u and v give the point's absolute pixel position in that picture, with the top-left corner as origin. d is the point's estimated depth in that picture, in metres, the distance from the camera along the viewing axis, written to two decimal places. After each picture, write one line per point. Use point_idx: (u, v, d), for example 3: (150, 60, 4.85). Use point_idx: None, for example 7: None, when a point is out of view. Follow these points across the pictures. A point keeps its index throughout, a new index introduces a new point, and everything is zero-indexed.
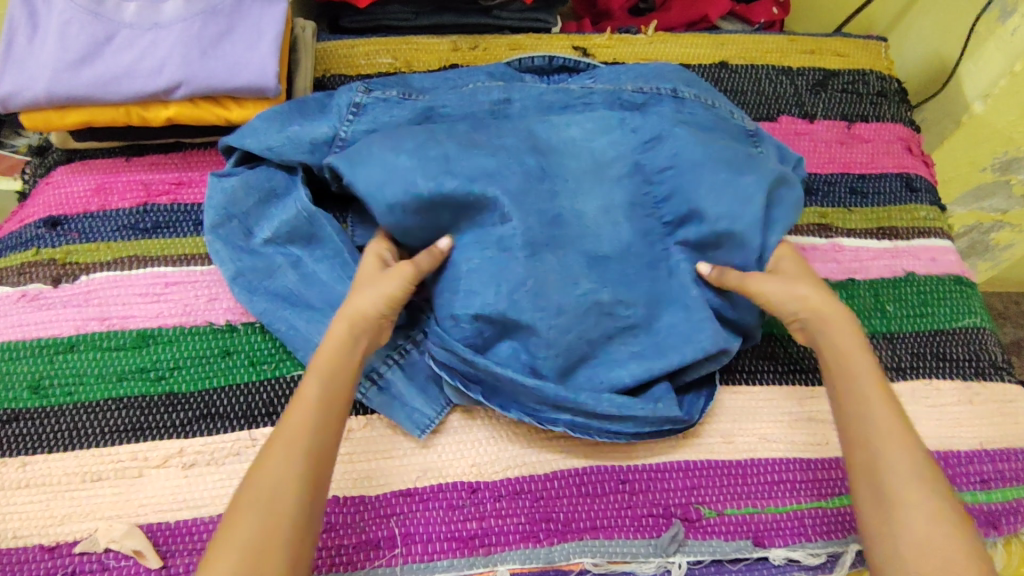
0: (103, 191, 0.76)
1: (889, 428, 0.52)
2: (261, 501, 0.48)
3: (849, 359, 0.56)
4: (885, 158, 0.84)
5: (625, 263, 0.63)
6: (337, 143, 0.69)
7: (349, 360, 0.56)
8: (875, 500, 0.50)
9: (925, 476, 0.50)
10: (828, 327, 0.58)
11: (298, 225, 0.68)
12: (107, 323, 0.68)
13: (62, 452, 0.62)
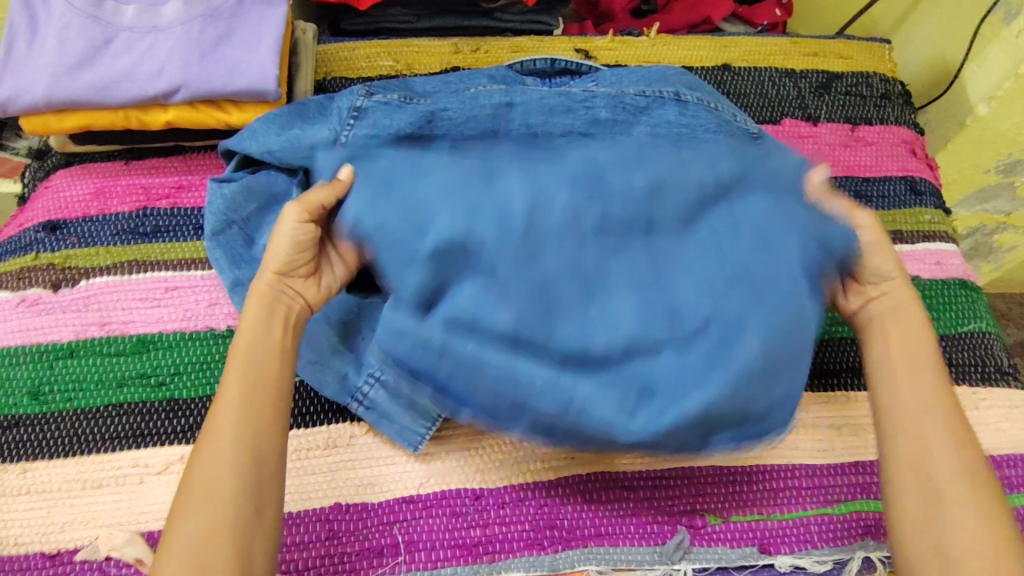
0: (103, 196, 0.75)
1: (939, 415, 0.54)
2: (200, 498, 0.48)
3: (913, 352, 0.58)
4: (889, 161, 0.84)
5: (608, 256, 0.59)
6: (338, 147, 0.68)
7: (265, 339, 0.56)
8: (918, 482, 0.52)
9: (972, 466, 0.53)
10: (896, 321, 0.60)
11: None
12: (107, 329, 0.67)
13: (62, 459, 0.61)
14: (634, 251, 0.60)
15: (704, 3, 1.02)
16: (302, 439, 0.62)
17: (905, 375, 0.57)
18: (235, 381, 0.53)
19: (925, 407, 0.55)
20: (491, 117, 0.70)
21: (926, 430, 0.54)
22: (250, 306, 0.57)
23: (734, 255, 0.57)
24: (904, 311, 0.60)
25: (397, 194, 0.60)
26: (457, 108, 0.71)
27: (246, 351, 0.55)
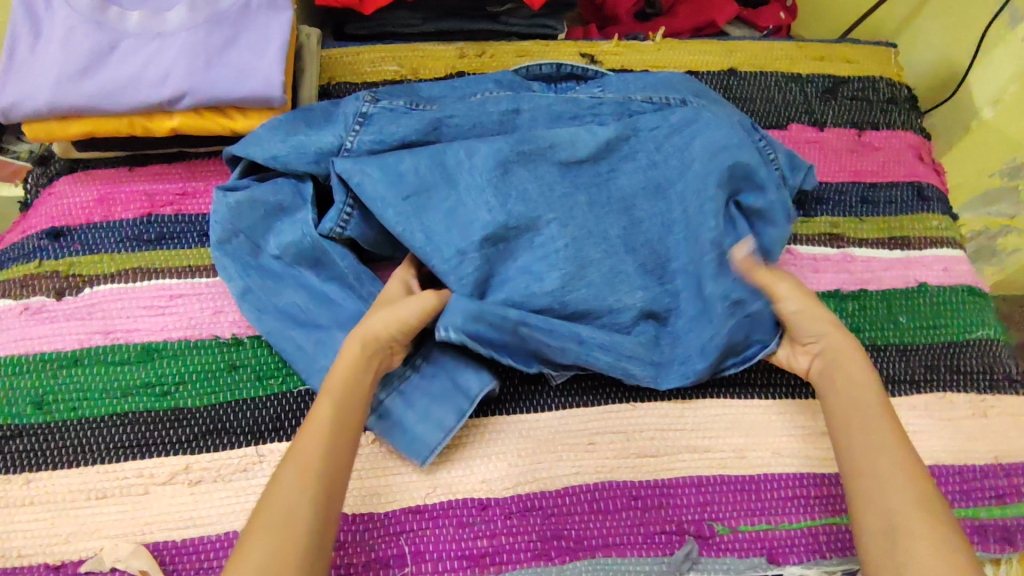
0: (107, 202, 0.75)
1: (894, 453, 0.53)
2: (276, 526, 0.47)
3: (857, 392, 0.57)
4: (896, 166, 0.83)
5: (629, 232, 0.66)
6: (343, 153, 0.68)
7: (360, 385, 0.56)
8: (879, 523, 0.50)
9: (924, 499, 0.50)
10: (841, 360, 0.59)
11: (302, 248, 0.67)
12: (111, 337, 0.67)
13: (66, 469, 0.61)
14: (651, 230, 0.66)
15: (709, 7, 1.02)
16: None
17: (851, 416, 0.56)
18: (327, 412, 0.54)
19: (874, 446, 0.53)
20: (498, 125, 0.71)
21: (877, 473, 0.52)
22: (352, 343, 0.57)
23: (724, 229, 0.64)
24: (844, 355, 0.59)
25: (433, 197, 0.63)
26: (464, 114, 0.71)
27: (343, 384, 0.55)
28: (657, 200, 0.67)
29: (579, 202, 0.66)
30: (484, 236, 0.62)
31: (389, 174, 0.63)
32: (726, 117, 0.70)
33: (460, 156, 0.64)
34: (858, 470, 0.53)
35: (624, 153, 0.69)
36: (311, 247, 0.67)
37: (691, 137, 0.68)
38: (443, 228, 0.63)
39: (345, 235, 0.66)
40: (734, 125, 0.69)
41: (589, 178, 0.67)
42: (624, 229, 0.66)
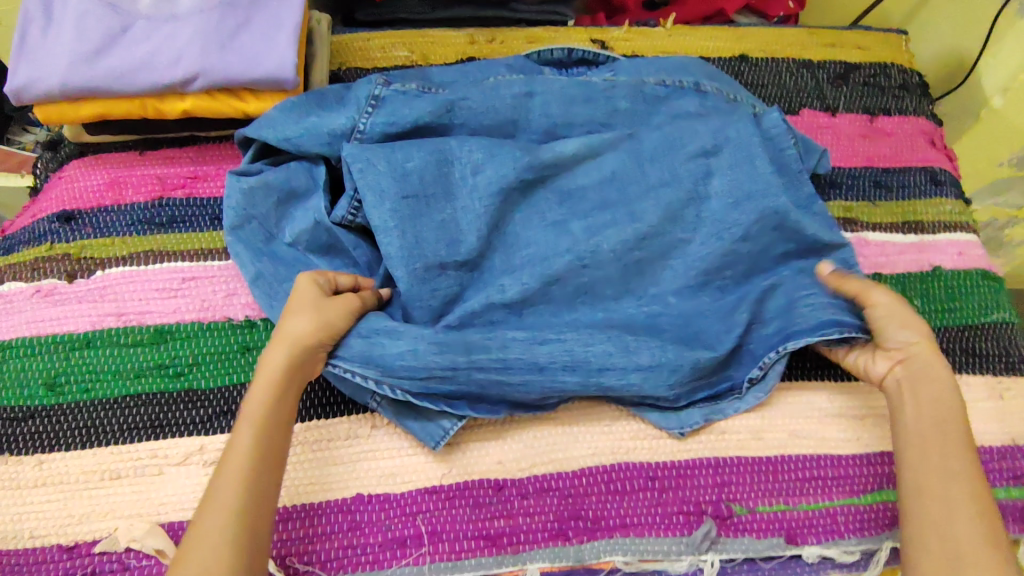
0: (118, 186, 0.74)
1: (971, 486, 0.52)
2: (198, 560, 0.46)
3: (939, 416, 0.56)
4: (909, 151, 0.83)
5: (619, 242, 0.64)
6: (356, 136, 0.68)
7: (291, 378, 0.55)
8: (940, 553, 0.50)
9: (993, 535, 0.50)
10: (926, 378, 0.58)
11: (317, 236, 0.67)
12: (124, 319, 0.66)
13: (79, 451, 0.60)
14: (638, 239, 0.65)
15: None
16: (323, 430, 0.61)
17: (930, 438, 0.55)
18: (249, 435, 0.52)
19: (949, 475, 0.53)
20: (511, 108, 0.71)
21: (949, 504, 0.52)
22: (273, 349, 0.55)
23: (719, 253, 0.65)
24: (931, 370, 0.58)
25: (428, 206, 0.64)
26: (477, 97, 0.70)
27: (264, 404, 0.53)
28: (665, 219, 0.65)
29: (581, 218, 0.66)
30: (475, 257, 0.64)
31: (391, 176, 0.63)
32: (750, 146, 0.67)
33: (462, 169, 0.65)
34: (925, 493, 0.53)
35: (638, 170, 0.68)
36: (327, 235, 0.67)
37: (709, 172, 0.67)
38: (444, 243, 0.63)
39: (358, 223, 0.67)
40: (756, 161, 0.67)
41: (595, 199, 0.67)
42: (625, 247, 0.64)
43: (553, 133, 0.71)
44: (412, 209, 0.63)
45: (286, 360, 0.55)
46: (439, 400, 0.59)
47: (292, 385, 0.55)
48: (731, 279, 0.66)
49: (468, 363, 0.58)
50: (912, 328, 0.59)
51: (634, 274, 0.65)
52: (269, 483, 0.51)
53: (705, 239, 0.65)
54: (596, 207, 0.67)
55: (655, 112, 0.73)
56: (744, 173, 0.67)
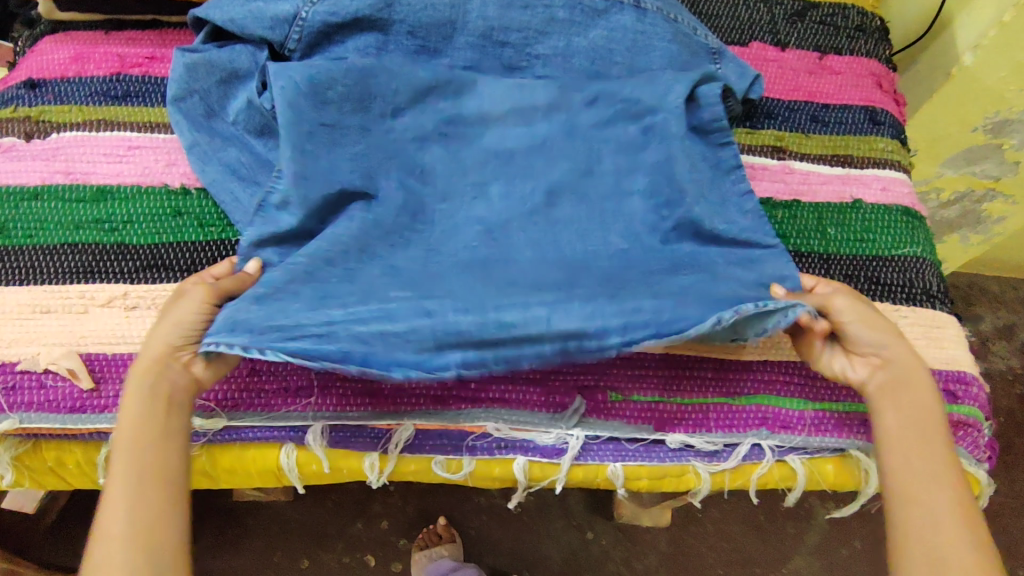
0: (80, 61, 0.79)
1: (949, 488, 0.52)
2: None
3: (915, 418, 0.55)
4: (853, 90, 0.83)
5: (535, 203, 0.64)
6: (297, 23, 0.72)
7: (158, 383, 0.54)
8: (927, 560, 0.49)
9: (976, 535, 0.50)
10: (908, 381, 0.57)
11: (251, 115, 0.71)
12: (70, 177, 0.72)
13: (15, 287, 0.66)
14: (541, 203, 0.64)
15: None
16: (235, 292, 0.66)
17: (910, 443, 0.54)
18: (124, 467, 0.51)
19: (932, 480, 0.52)
20: (449, 8, 0.73)
21: (932, 507, 0.51)
22: (131, 382, 0.55)
23: (616, 223, 0.64)
24: (911, 374, 0.57)
25: (344, 140, 0.64)
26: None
27: (130, 434, 0.52)
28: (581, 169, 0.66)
29: (501, 182, 0.65)
30: None
31: (309, 104, 0.63)
32: (672, 135, 0.67)
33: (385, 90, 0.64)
34: (910, 499, 0.52)
35: (568, 139, 0.67)
36: (258, 114, 0.70)
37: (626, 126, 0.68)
38: (357, 132, 0.65)
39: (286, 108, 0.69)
40: (676, 155, 0.66)
41: (521, 162, 0.66)
42: (532, 199, 0.64)
43: (487, 35, 0.74)
44: (315, 103, 0.64)
45: (151, 366, 0.55)
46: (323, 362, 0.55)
47: (157, 405, 0.54)
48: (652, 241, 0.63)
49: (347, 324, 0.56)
50: (880, 328, 0.58)
51: (545, 240, 0.62)
52: (160, 506, 0.51)
53: (614, 225, 0.64)
54: (519, 171, 0.66)
55: (587, 27, 0.76)
56: (663, 167, 0.66)
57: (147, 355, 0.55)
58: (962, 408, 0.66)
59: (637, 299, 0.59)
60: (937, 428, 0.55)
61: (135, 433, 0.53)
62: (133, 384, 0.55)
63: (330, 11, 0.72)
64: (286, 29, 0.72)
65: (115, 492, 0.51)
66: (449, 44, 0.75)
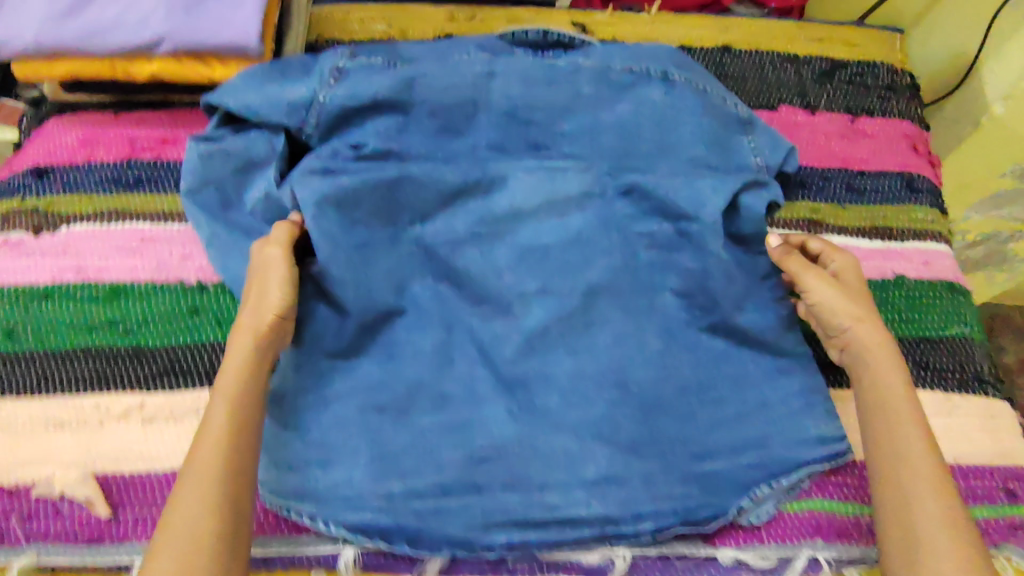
0: (90, 145, 0.76)
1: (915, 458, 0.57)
2: (178, 534, 0.51)
3: (881, 391, 0.60)
4: (887, 155, 0.81)
5: (575, 307, 0.65)
6: (314, 108, 0.69)
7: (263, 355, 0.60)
8: (901, 530, 0.55)
9: (936, 483, 0.56)
10: (870, 354, 0.62)
11: (272, 207, 0.70)
12: (82, 275, 0.69)
13: (26, 399, 0.63)
14: (576, 307, 0.65)
15: None
16: None
17: (879, 418, 0.60)
18: (224, 410, 0.56)
19: (902, 453, 0.57)
20: (472, 87, 0.71)
21: (901, 479, 0.56)
22: (239, 336, 0.60)
23: (650, 326, 0.66)
24: (868, 348, 0.62)
25: (375, 253, 0.65)
26: (439, 79, 0.71)
27: (235, 383, 0.57)
28: (613, 265, 0.67)
29: (539, 280, 0.66)
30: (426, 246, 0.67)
31: (338, 225, 0.64)
32: (707, 248, 0.68)
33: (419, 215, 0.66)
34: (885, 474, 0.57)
35: (601, 237, 0.67)
36: (278, 207, 0.69)
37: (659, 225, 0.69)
38: (386, 244, 0.66)
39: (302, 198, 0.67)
40: (711, 267, 0.67)
41: (557, 261, 0.67)
42: (574, 300, 0.65)
43: (513, 108, 0.71)
44: (346, 217, 0.64)
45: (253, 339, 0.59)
46: (377, 537, 0.58)
47: (257, 372, 0.59)
48: (686, 348, 0.66)
49: (402, 487, 0.59)
50: (848, 305, 0.64)
51: (584, 351, 0.65)
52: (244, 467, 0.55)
53: (648, 330, 0.66)
54: (559, 269, 0.67)
55: (615, 99, 0.72)
56: (697, 275, 0.67)
57: (257, 323, 0.60)
58: (1022, 509, 0.64)
59: (671, 426, 0.63)
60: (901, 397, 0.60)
61: (239, 385, 0.57)
62: (240, 346, 0.59)
63: (348, 96, 0.69)
64: (302, 112, 0.69)
65: (212, 430, 0.55)
66: (471, 123, 0.72)
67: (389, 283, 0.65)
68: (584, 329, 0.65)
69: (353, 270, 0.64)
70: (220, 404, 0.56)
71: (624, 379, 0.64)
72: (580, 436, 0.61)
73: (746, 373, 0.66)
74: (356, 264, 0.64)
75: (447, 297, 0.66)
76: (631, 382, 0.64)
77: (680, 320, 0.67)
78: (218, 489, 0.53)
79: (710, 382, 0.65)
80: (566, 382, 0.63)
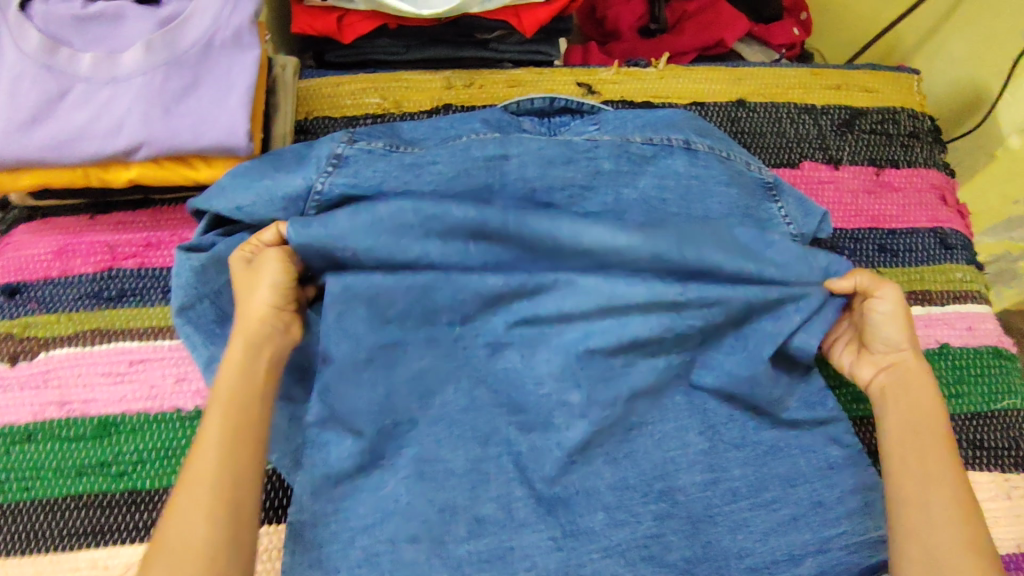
0: (65, 255, 0.69)
1: (944, 483, 0.53)
2: (169, 541, 0.46)
3: (917, 413, 0.57)
4: (917, 209, 0.77)
5: (612, 412, 0.60)
6: (313, 198, 0.63)
7: (254, 356, 0.55)
8: (921, 557, 0.50)
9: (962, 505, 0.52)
10: (912, 380, 0.59)
11: None
12: (66, 409, 0.62)
13: (16, 559, 0.58)
14: (613, 413, 0.60)
15: (717, 26, 0.97)
16: (270, 537, 0.63)
17: (910, 441, 0.56)
18: (220, 410, 0.52)
19: (929, 477, 0.53)
20: (484, 171, 0.64)
21: (929, 503, 0.52)
22: (235, 342, 0.55)
23: (691, 426, 0.62)
24: (913, 376, 0.59)
25: (400, 359, 0.60)
26: (447, 162, 0.64)
27: (231, 383, 0.53)
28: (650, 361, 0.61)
29: (583, 390, 0.60)
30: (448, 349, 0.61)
31: (352, 339, 0.59)
32: (740, 339, 0.63)
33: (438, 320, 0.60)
34: (909, 497, 0.53)
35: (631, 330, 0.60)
36: None
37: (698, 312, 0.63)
38: (418, 348, 0.60)
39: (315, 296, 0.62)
40: (754, 358, 0.62)
41: (591, 359, 0.60)
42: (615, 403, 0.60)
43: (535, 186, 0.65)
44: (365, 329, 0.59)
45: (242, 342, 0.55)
46: None
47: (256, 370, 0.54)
48: (732, 447, 0.62)
49: None
50: (898, 334, 0.60)
51: (624, 459, 0.60)
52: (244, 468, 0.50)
53: (689, 429, 0.62)
54: (590, 369, 0.60)
55: (637, 173, 0.67)
56: (741, 368, 0.62)
57: (247, 325, 0.56)
58: None
59: (723, 536, 0.59)
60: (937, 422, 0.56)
61: (234, 382, 0.53)
62: (235, 346, 0.55)
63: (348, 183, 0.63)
64: (299, 202, 0.63)
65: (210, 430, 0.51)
66: None
67: (414, 394, 0.60)
68: (624, 434, 0.61)
69: (372, 386, 0.59)
70: (218, 400, 0.52)
71: (669, 489, 0.60)
72: (630, 560, 0.57)
73: (798, 468, 0.61)
74: (374, 381, 0.59)
75: (474, 411, 0.60)
76: (676, 490, 0.60)
77: (722, 415, 0.63)
78: (209, 495, 0.48)
79: (762, 483, 0.60)
80: (609, 496, 0.59)
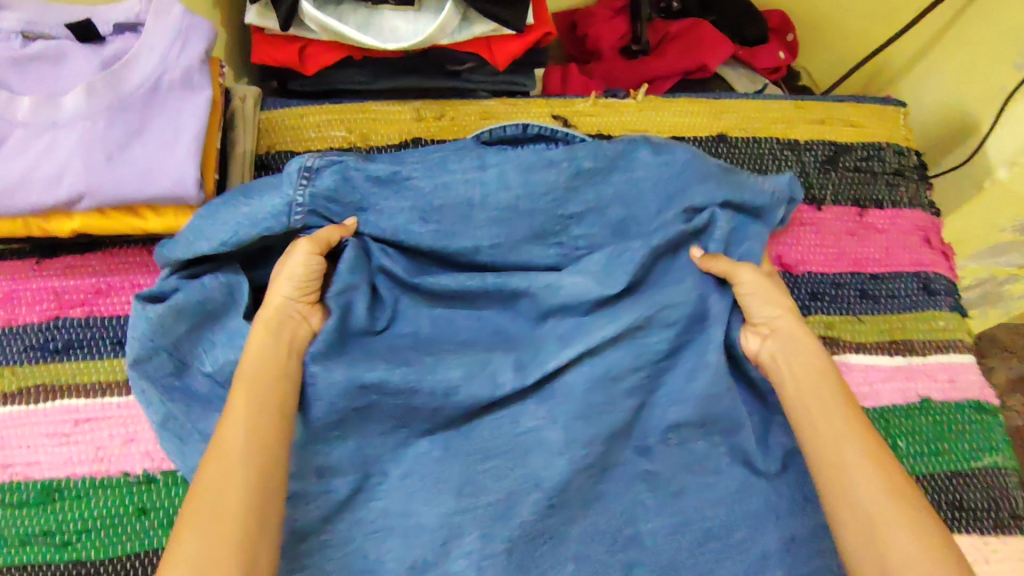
0: (9, 303, 0.66)
1: (850, 433, 0.52)
2: (204, 506, 0.45)
3: (809, 373, 0.56)
4: (900, 251, 0.75)
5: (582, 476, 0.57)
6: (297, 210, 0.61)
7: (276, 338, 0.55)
8: (852, 515, 0.48)
9: (874, 448, 0.51)
10: (797, 342, 0.59)
11: None
12: (8, 473, 0.60)
13: None
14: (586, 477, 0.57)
15: (700, 49, 0.93)
16: None
17: (812, 399, 0.55)
18: (252, 388, 0.51)
19: (838, 431, 0.52)
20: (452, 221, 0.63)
21: (844, 458, 0.51)
22: (255, 331, 0.55)
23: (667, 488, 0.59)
24: (798, 339, 0.59)
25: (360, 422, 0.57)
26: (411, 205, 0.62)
27: (258, 362, 0.53)
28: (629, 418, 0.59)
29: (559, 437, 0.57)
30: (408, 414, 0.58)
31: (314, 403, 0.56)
32: (721, 398, 0.60)
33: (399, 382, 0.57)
34: (825, 456, 0.52)
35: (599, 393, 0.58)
36: None
37: (669, 365, 0.61)
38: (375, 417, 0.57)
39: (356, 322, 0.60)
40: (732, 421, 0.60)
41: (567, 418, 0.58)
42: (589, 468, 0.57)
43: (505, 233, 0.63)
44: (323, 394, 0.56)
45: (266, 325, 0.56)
46: None
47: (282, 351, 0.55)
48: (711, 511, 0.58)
49: None
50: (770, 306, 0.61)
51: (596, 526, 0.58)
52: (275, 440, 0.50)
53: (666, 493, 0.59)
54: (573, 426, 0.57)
55: (609, 217, 0.65)
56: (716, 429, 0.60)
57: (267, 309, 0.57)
58: None
59: None
60: (829, 375, 0.56)
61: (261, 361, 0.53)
62: (258, 328, 0.56)
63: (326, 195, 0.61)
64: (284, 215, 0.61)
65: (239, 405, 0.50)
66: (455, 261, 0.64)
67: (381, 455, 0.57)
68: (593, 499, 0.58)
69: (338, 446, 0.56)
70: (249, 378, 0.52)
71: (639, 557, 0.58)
72: None
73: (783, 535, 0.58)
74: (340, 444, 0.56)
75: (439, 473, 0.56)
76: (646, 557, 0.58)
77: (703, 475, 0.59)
78: (246, 464, 0.47)
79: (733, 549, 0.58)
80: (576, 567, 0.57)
